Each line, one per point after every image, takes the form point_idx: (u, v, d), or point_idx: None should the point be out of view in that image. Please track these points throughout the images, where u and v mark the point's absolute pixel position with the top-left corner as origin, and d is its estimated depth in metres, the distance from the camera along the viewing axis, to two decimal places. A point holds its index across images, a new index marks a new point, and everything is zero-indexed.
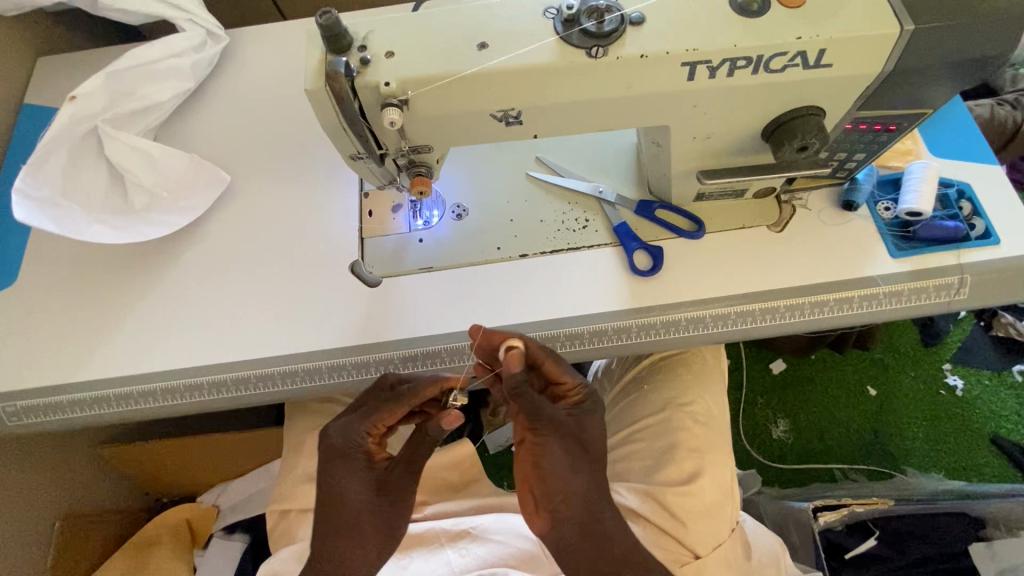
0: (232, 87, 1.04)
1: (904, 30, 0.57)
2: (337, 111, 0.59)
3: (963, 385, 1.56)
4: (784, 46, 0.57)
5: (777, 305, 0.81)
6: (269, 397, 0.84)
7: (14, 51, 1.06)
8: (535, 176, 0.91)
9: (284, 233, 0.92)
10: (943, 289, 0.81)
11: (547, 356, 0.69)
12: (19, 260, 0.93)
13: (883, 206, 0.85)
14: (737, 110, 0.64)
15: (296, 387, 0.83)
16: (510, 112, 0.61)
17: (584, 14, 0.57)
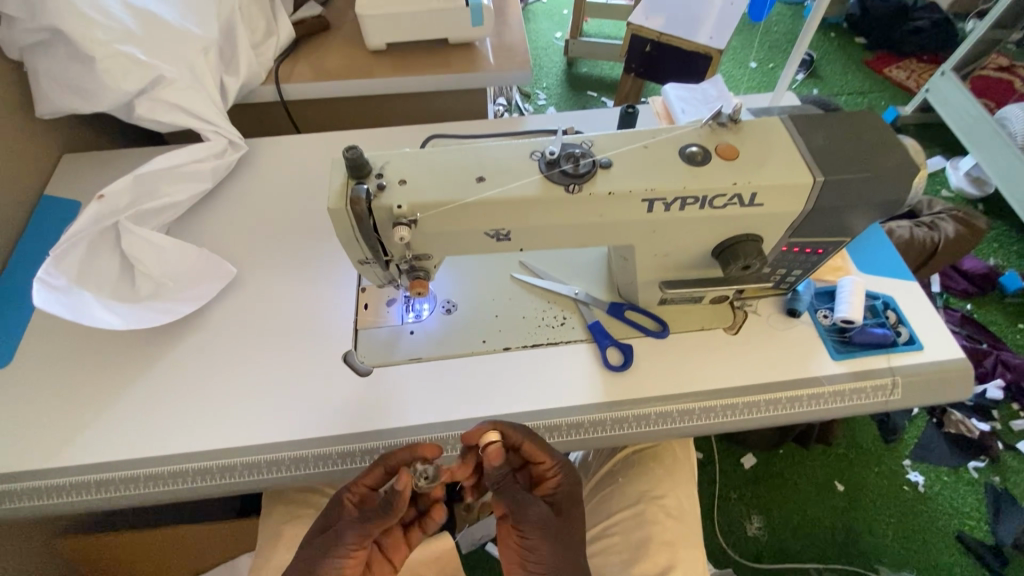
0: (246, 189, 1.15)
1: (815, 180, 0.72)
2: (353, 226, 0.69)
3: (924, 481, 1.63)
4: (724, 189, 0.71)
5: (736, 402, 0.89)
6: (254, 484, 0.85)
7: (45, 149, 1.17)
8: (518, 277, 1.02)
9: (284, 323, 0.98)
10: (880, 389, 0.91)
11: (526, 441, 0.77)
12: (18, 342, 0.96)
13: (822, 313, 0.98)
14: (691, 235, 0.77)
15: (282, 476, 0.85)
16: (501, 231, 0.73)
17: (564, 158, 0.70)
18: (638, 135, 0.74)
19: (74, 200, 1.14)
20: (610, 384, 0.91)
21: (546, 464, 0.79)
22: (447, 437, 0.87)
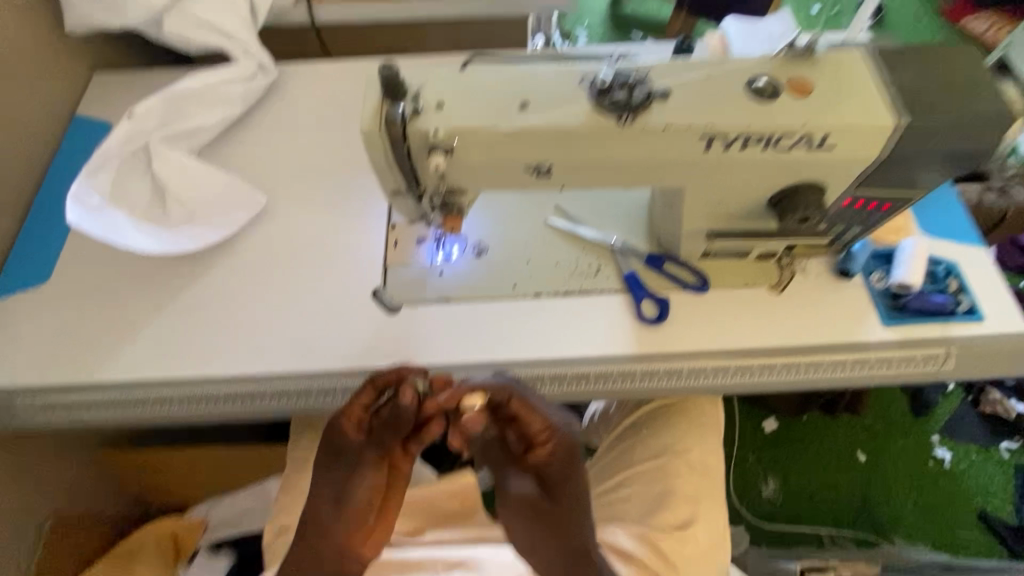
0: (276, 116, 1.11)
1: (899, 123, 0.64)
2: (387, 151, 0.66)
3: (951, 457, 1.59)
4: (793, 129, 0.64)
5: (777, 362, 0.87)
6: (283, 408, 0.88)
7: (75, 66, 1.14)
8: (553, 222, 0.97)
9: (312, 256, 0.96)
10: (931, 359, 0.87)
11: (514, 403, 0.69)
12: (56, 260, 0.97)
13: (876, 276, 0.91)
14: (748, 180, 0.70)
15: (309, 402, 0.88)
16: (542, 165, 0.67)
17: (616, 86, 0.64)
18: (701, 65, 0.67)
19: (105, 120, 1.12)
20: (643, 336, 0.88)
21: (537, 430, 0.70)
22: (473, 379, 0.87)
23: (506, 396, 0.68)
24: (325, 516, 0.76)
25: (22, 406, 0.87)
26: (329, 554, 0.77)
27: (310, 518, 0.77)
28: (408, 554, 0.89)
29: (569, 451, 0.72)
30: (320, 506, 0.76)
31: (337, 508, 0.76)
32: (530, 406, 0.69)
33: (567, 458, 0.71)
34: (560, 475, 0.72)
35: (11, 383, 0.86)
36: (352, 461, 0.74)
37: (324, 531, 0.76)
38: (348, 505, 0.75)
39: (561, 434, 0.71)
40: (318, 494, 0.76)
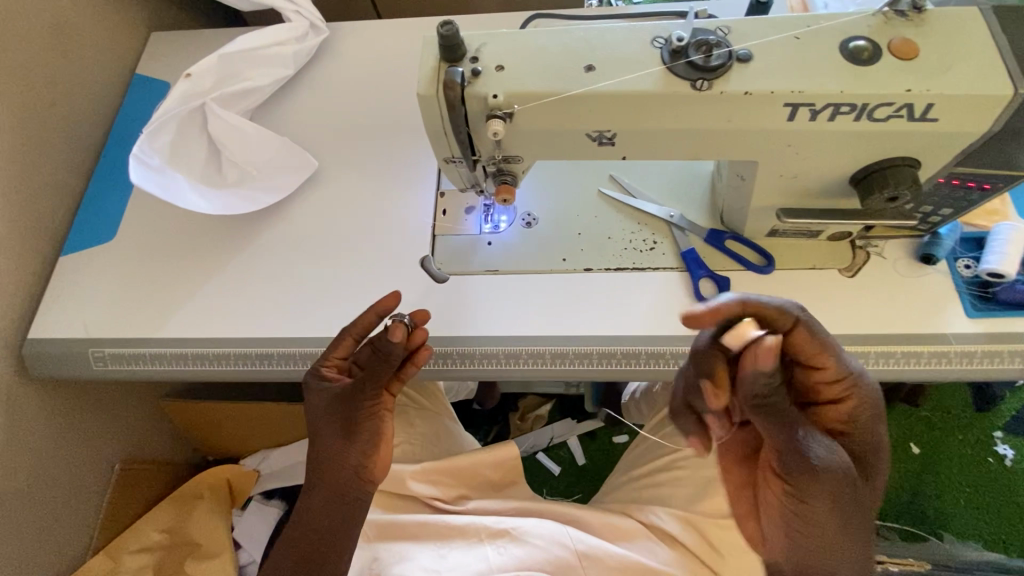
0: (326, 77, 1.10)
1: (1019, 92, 0.57)
2: (443, 115, 0.63)
3: (1013, 456, 1.49)
4: (893, 96, 0.57)
5: (842, 350, 0.80)
6: None
7: (133, 25, 1.15)
8: (607, 194, 0.93)
9: (362, 222, 0.96)
10: (1017, 355, 0.79)
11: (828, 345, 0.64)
12: (120, 218, 1.00)
13: (962, 263, 0.84)
14: (832, 154, 0.64)
15: None
16: (606, 133, 0.63)
17: (693, 47, 0.59)
18: (788, 23, 0.61)
19: (161, 80, 1.13)
20: None
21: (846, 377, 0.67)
22: (518, 353, 0.85)
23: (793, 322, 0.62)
24: (338, 451, 0.75)
25: (91, 359, 0.91)
26: (325, 491, 0.76)
27: (319, 464, 0.76)
28: (453, 518, 0.91)
29: (875, 404, 0.69)
30: (330, 447, 0.75)
31: (349, 439, 0.74)
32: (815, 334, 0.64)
33: (875, 410, 0.69)
34: (868, 430, 0.70)
35: (84, 335, 0.92)
36: (350, 396, 0.74)
37: (341, 465, 0.75)
38: (357, 435, 0.74)
39: (867, 383, 0.68)
40: (325, 438, 0.75)
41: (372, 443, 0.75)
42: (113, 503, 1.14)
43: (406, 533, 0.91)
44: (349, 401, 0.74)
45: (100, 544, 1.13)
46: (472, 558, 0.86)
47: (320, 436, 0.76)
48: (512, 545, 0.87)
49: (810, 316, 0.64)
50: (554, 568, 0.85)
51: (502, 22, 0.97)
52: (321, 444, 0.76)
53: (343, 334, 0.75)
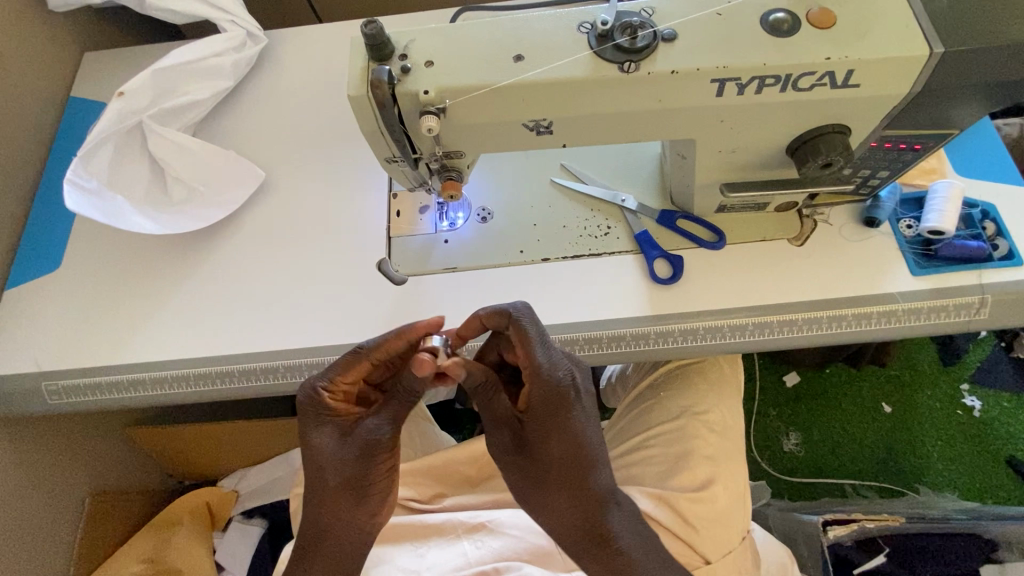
0: (270, 87, 1.08)
1: (933, 53, 0.58)
2: (377, 115, 0.62)
3: (981, 406, 1.54)
4: (813, 65, 0.59)
5: (796, 319, 0.82)
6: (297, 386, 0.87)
7: (64, 46, 1.11)
8: (559, 182, 0.93)
9: (316, 229, 0.95)
10: (965, 308, 0.81)
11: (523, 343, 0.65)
12: (65, 245, 0.97)
13: (905, 223, 0.86)
14: (765, 126, 0.65)
15: None
16: (542, 122, 0.64)
17: (618, 30, 0.59)
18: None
19: (99, 101, 1.10)
20: (656, 297, 0.85)
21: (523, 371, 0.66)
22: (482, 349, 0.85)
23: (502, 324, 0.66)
24: (352, 491, 0.68)
25: (44, 393, 0.88)
26: (346, 533, 0.71)
27: (325, 517, 0.70)
28: (429, 518, 0.91)
29: (552, 403, 0.66)
30: (342, 501, 0.69)
31: (363, 500, 0.69)
32: (523, 342, 0.65)
33: (546, 412, 0.65)
34: (540, 430, 0.66)
35: (36, 368, 0.89)
36: (371, 448, 0.68)
37: (346, 524, 0.70)
38: (369, 494, 0.69)
39: (540, 378, 0.65)
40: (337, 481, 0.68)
41: (384, 500, 0.71)
42: (86, 539, 1.11)
43: (384, 537, 0.90)
44: (367, 454, 0.68)
45: None
46: (451, 555, 0.87)
47: (328, 484, 0.68)
48: (489, 538, 0.88)
49: (522, 321, 0.66)
50: (532, 556, 0.87)
51: (441, 19, 0.97)
52: (328, 495, 0.69)
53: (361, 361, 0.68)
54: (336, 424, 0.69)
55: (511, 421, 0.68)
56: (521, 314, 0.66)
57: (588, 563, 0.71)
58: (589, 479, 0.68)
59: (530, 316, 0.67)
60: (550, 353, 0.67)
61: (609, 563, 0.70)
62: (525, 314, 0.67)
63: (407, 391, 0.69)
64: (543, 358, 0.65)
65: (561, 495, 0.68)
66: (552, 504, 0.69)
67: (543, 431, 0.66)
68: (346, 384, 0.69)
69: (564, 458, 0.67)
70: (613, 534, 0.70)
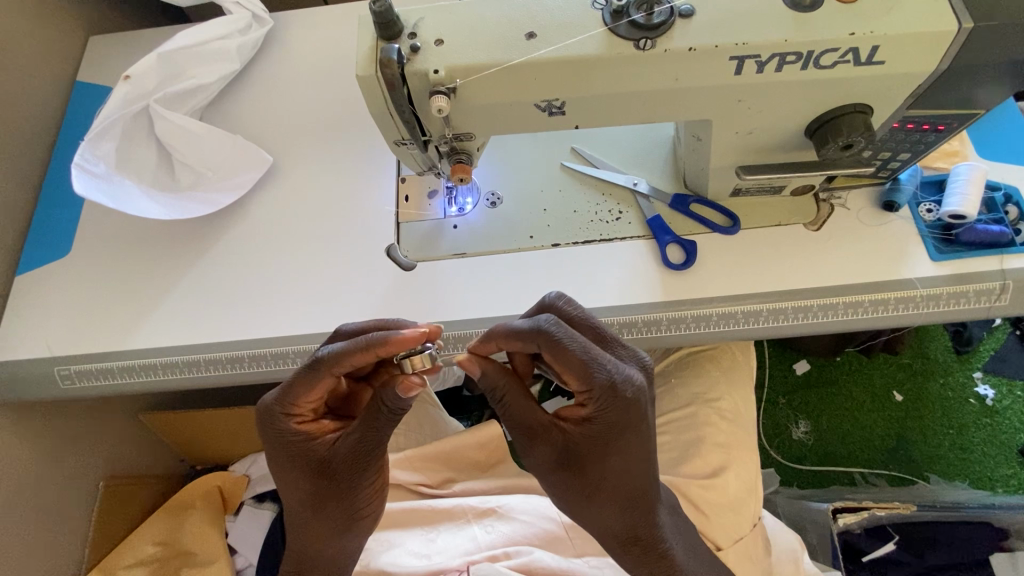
0: (276, 70, 1.07)
1: (962, 28, 0.56)
2: (386, 96, 0.61)
3: (994, 395, 1.53)
4: (837, 41, 0.56)
5: (811, 305, 0.81)
6: None
7: (69, 29, 1.10)
8: (570, 166, 0.92)
9: (325, 215, 0.94)
10: (985, 294, 0.80)
11: (573, 366, 0.59)
12: (75, 231, 0.97)
13: (925, 208, 0.84)
14: (783, 106, 0.63)
15: None
16: (554, 102, 0.62)
17: (634, 6, 0.57)
18: None
19: (106, 86, 1.09)
20: (668, 281, 0.84)
21: (575, 387, 0.60)
22: None
23: (540, 345, 0.59)
24: (342, 513, 0.70)
25: (57, 377, 0.88)
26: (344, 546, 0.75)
27: (324, 543, 0.73)
28: (439, 502, 0.91)
29: (612, 424, 0.61)
30: (335, 528, 0.71)
31: (355, 523, 0.72)
32: (571, 361, 0.58)
33: (603, 432, 0.61)
34: (592, 448, 0.63)
35: (49, 353, 0.89)
36: (354, 480, 0.68)
37: (341, 540, 0.73)
38: (361, 512, 0.71)
39: (601, 398, 0.59)
40: (324, 503, 0.69)
41: (379, 511, 0.74)
42: (101, 521, 1.13)
43: (396, 521, 0.91)
44: (353, 482, 0.68)
45: (92, 563, 1.12)
46: (461, 539, 0.88)
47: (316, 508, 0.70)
48: (499, 523, 0.88)
49: (563, 337, 0.59)
50: (542, 541, 0.87)
51: None
52: (318, 524, 0.71)
53: (322, 377, 0.62)
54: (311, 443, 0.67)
55: (552, 435, 0.64)
56: (556, 329, 0.59)
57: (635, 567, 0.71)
58: (644, 490, 0.67)
59: (568, 329, 0.59)
60: (608, 362, 0.61)
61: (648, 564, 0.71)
62: (561, 327, 0.60)
63: (388, 412, 0.64)
64: (602, 371, 0.59)
65: (614, 505, 0.67)
66: (598, 514, 0.68)
67: (601, 445, 0.62)
68: (310, 401, 0.65)
69: (623, 472, 0.65)
70: (659, 535, 0.70)
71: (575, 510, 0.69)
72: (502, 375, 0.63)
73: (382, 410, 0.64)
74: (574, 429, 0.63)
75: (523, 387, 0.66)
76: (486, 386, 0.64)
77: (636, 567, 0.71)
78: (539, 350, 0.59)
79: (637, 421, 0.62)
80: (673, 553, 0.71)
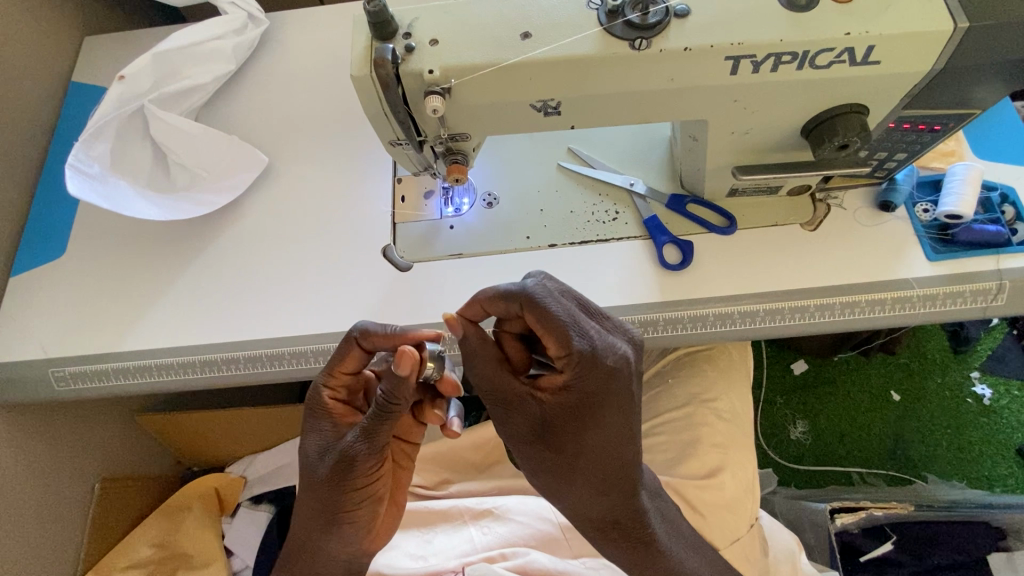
0: (272, 71, 1.06)
1: (958, 28, 0.56)
2: (380, 96, 0.61)
3: (991, 394, 1.53)
4: (832, 41, 0.56)
5: (808, 305, 0.81)
6: (302, 373, 0.86)
7: (64, 29, 1.09)
8: (566, 167, 0.92)
9: (321, 215, 0.94)
10: (981, 293, 0.80)
11: (551, 329, 0.59)
12: (70, 232, 0.97)
13: (921, 208, 0.84)
14: (779, 106, 0.63)
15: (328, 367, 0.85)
16: (550, 102, 0.62)
17: (629, 5, 0.57)
18: None
19: (101, 86, 1.09)
20: (666, 282, 0.83)
21: (553, 354, 0.60)
22: None
23: (522, 305, 0.60)
24: (324, 506, 0.68)
25: (52, 379, 0.88)
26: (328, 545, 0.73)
27: (309, 533, 0.72)
28: (436, 504, 0.91)
29: (587, 395, 0.61)
30: (318, 518, 0.70)
31: (337, 522, 0.69)
32: (549, 325, 0.59)
33: (579, 404, 0.62)
34: (566, 422, 0.63)
35: (43, 355, 0.89)
36: (342, 475, 0.66)
37: (323, 536, 0.71)
38: (344, 513, 0.69)
39: (579, 366, 0.60)
40: (312, 491, 0.68)
41: (362, 524, 0.70)
42: (97, 523, 1.12)
43: None
44: (337, 477, 0.66)
45: (88, 565, 1.12)
46: (457, 541, 0.88)
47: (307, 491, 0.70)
48: (496, 524, 0.88)
49: (544, 301, 0.60)
50: (539, 542, 0.87)
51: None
52: (307, 508, 0.71)
53: (349, 347, 0.67)
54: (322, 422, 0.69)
55: (528, 407, 0.65)
56: (539, 291, 0.61)
57: (612, 544, 0.74)
58: (622, 467, 0.67)
59: (551, 293, 0.60)
60: (588, 329, 0.61)
61: (624, 544, 0.74)
62: (544, 291, 0.61)
63: (383, 403, 0.63)
64: (580, 336, 0.60)
65: (587, 480, 0.68)
66: (570, 488, 0.69)
67: (578, 416, 0.62)
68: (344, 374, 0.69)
69: (600, 449, 0.65)
70: (640, 517, 0.72)
71: (549, 483, 0.70)
72: (483, 341, 0.66)
73: (380, 402, 0.63)
74: (549, 401, 0.63)
75: (504, 355, 0.67)
76: (466, 347, 0.66)
77: (611, 541, 0.74)
78: (519, 312, 0.61)
79: (615, 396, 0.62)
80: (660, 540, 0.74)
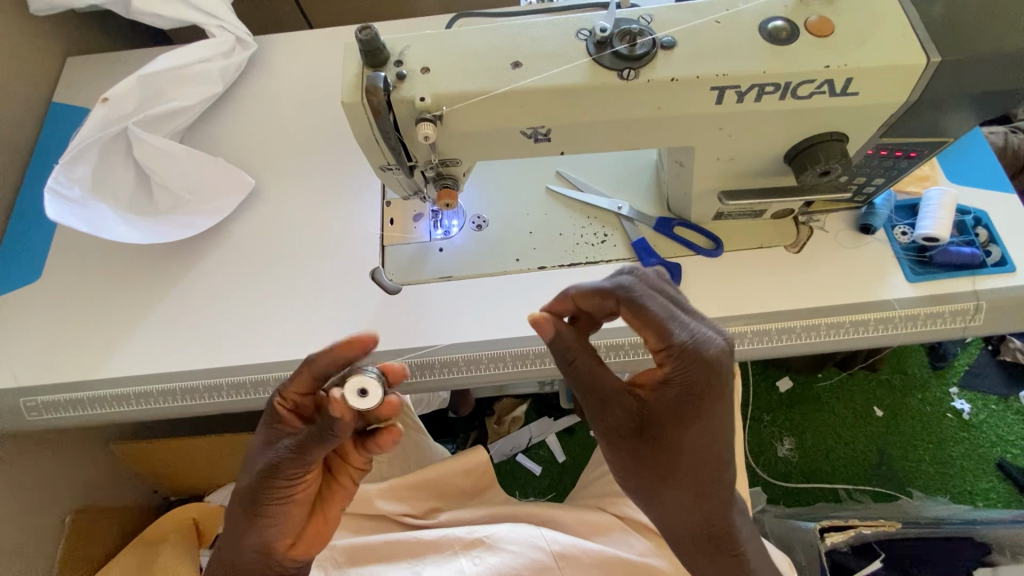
0: (259, 93, 1.06)
1: (930, 62, 0.57)
2: (371, 122, 0.61)
3: (970, 409, 1.56)
4: (812, 74, 0.58)
5: (794, 326, 0.82)
6: None
7: (46, 50, 1.08)
8: (555, 190, 0.92)
9: (308, 238, 0.93)
10: (961, 314, 0.82)
11: (653, 320, 0.59)
12: (46, 257, 0.94)
13: (900, 231, 0.86)
14: (763, 134, 0.65)
15: None
16: (540, 129, 0.63)
17: (617, 37, 0.59)
18: (710, 8, 0.61)
19: (84, 108, 1.07)
20: None
21: (653, 344, 0.60)
22: (478, 359, 0.84)
23: (615, 300, 0.61)
24: (247, 503, 0.65)
25: (24, 409, 0.84)
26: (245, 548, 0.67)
27: (230, 525, 0.68)
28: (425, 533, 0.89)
29: (688, 387, 0.59)
30: (241, 510, 0.66)
31: (255, 520, 0.65)
32: (646, 316, 0.60)
33: (682, 397, 0.60)
34: (668, 418, 0.61)
35: (15, 383, 0.85)
36: (270, 471, 0.64)
37: (241, 536, 0.67)
38: (263, 514, 0.65)
39: (681, 355, 0.59)
40: (246, 482, 0.66)
41: (280, 528, 0.66)
42: (67, 559, 1.07)
43: (380, 554, 0.89)
44: (267, 474, 0.64)
45: None
46: (447, 571, 0.85)
47: (241, 485, 0.67)
48: (487, 553, 0.86)
49: (636, 292, 0.61)
50: (530, 571, 0.85)
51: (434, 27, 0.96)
52: (235, 496, 0.68)
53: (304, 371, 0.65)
54: (268, 426, 0.67)
55: (628, 406, 0.63)
56: (634, 286, 0.61)
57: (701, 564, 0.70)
58: (722, 471, 0.64)
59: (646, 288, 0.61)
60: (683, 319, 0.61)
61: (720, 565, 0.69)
62: (638, 286, 0.62)
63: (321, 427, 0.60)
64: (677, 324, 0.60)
65: (693, 489, 0.64)
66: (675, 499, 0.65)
67: (679, 411, 0.60)
68: (295, 393, 0.67)
69: (703, 450, 0.62)
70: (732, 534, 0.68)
71: (652, 494, 0.66)
72: (576, 337, 0.63)
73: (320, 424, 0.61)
74: (650, 397, 0.62)
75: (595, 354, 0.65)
76: (557, 350, 0.63)
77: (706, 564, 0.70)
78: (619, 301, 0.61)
79: (717, 389, 0.59)
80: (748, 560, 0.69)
